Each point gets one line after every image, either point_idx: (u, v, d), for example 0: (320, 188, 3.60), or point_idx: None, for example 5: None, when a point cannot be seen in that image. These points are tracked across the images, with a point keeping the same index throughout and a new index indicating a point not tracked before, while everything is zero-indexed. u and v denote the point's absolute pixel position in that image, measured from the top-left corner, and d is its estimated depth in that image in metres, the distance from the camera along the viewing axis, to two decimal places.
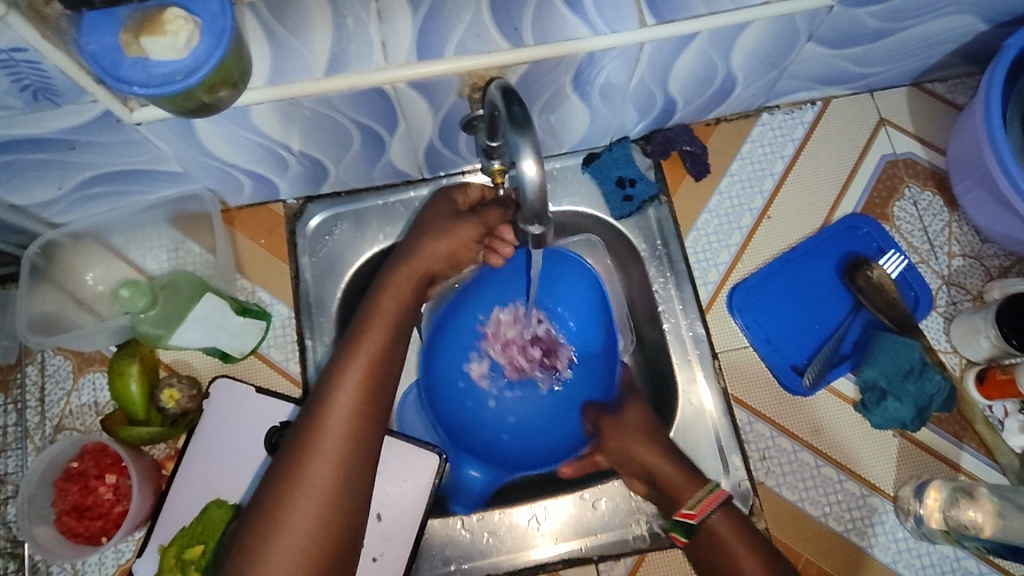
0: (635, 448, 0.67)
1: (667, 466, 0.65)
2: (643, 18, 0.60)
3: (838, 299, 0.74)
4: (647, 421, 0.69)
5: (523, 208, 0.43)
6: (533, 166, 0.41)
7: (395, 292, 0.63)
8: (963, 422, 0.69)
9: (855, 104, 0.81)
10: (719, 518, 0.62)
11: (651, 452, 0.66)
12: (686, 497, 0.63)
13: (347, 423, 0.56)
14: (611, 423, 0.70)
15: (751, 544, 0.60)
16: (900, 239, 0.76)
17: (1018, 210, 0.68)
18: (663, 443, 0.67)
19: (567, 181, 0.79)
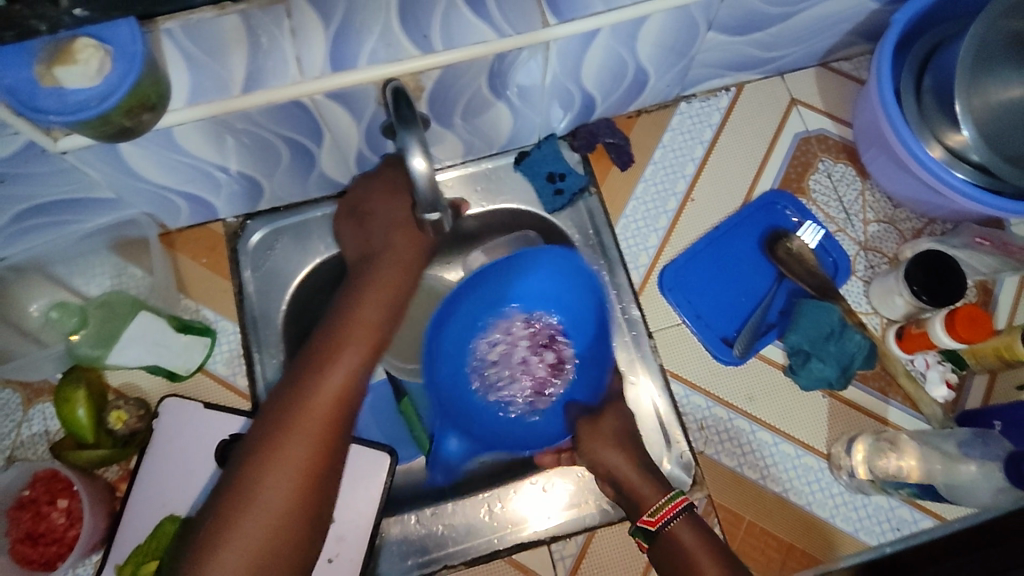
0: (603, 452, 0.65)
1: (631, 472, 0.64)
2: (545, 19, 0.63)
3: (762, 272, 0.77)
4: (623, 429, 0.67)
5: (420, 198, 0.47)
6: (423, 162, 0.45)
7: (377, 287, 0.68)
8: (887, 378, 0.73)
9: (768, 88, 0.85)
10: (681, 526, 0.62)
11: (617, 459, 0.64)
12: (650, 505, 0.62)
13: (327, 403, 0.61)
14: (587, 425, 0.68)
15: (712, 550, 0.60)
16: (818, 211, 0.80)
17: (917, 172, 0.72)
18: (632, 450, 0.65)
19: (500, 180, 0.82)
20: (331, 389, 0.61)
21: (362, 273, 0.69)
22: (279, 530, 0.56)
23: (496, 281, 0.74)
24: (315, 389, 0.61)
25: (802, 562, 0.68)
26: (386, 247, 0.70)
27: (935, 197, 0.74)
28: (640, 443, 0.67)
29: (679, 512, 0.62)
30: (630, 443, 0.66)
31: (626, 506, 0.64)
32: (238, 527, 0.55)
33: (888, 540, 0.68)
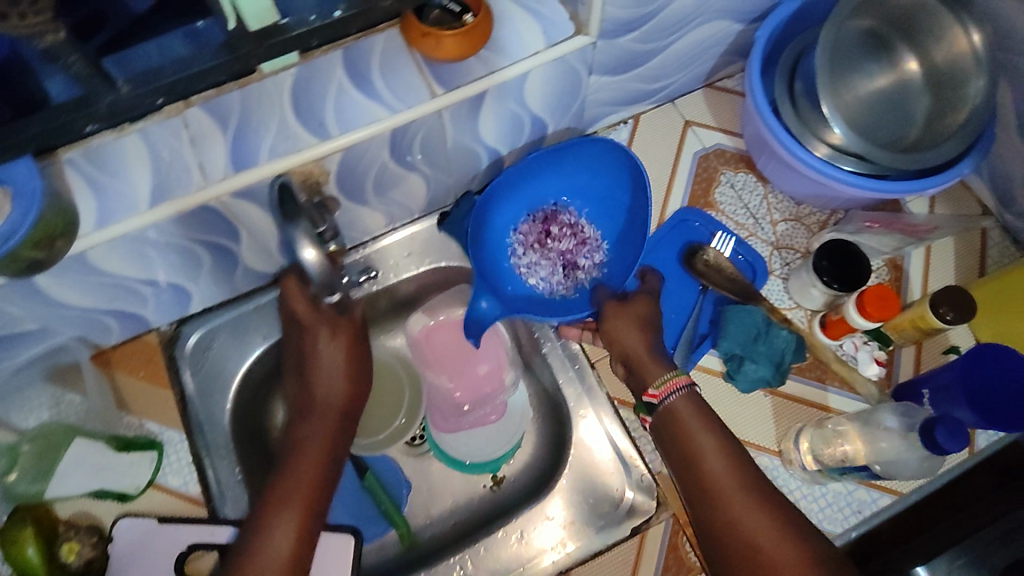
0: (623, 330, 0.70)
1: (642, 348, 0.70)
2: (433, 89, 0.67)
3: (686, 287, 0.81)
4: (648, 313, 0.73)
5: (316, 276, 0.63)
6: (314, 253, 0.61)
7: (325, 391, 0.70)
8: (822, 366, 0.76)
9: (661, 115, 0.90)
10: (681, 400, 0.66)
11: (635, 339, 0.70)
12: (653, 379, 0.68)
13: (291, 523, 0.64)
14: (616, 305, 0.72)
15: (712, 427, 0.65)
16: (727, 221, 0.85)
17: (804, 172, 0.77)
18: (649, 331, 0.71)
19: (425, 244, 0.86)
20: (276, 543, 0.63)
21: (308, 385, 0.71)
22: None
23: (526, 170, 0.77)
24: (269, 523, 0.63)
25: None
26: (315, 378, 0.71)
27: (824, 190, 0.79)
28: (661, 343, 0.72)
29: (681, 387, 0.66)
30: (654, 333, 0.71)
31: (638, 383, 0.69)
32: None
33: (853, 525, 0.70)
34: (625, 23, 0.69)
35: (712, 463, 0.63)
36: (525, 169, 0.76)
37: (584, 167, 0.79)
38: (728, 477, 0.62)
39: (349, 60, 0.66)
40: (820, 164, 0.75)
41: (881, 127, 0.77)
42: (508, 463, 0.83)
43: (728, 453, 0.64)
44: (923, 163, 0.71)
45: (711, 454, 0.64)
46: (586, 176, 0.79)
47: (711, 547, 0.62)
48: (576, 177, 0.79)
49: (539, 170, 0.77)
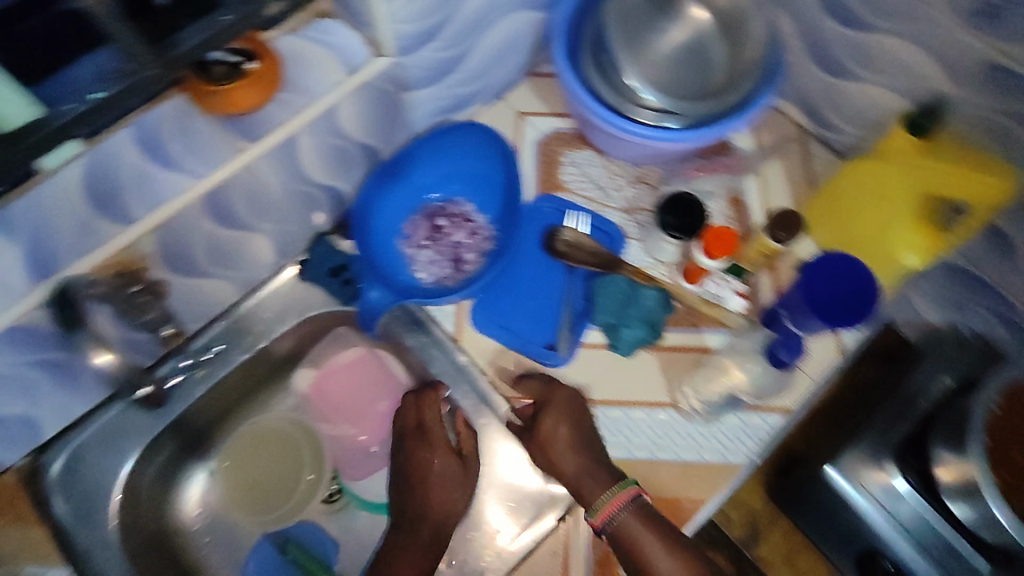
0: (555, 450, 0.69)
1: (582, 476, 0.69)
2: (236, 143, 0.64)
3: (554, 272, 0.81)
4: (579, 414, 0.72)
5: (110, 371, 0.67)
6: (108, 356, 0.65)
7: (436, 490, 0.72)
8: (693, 312, 0.79)
9: (493, 114, 0.91)
10: (628, 515, 0.66)
11: (573, 466, 0.69)
12: (592, 501, 0.68)
13: None
14: (547, 405, 0.72)
15: (657, 530, 0.66)
16: (579, 198, 0.86)
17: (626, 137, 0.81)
18: (580, 434, 0.71)
19: (288, 296, 0.82)
20: None
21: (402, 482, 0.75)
22: None
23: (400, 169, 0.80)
24: None
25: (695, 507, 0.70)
26: (420, 478, 0.74)
27: (652, 151, 0.83)
28: (590, 424, 0.72)
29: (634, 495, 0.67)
30: (583, 438, 0.70)
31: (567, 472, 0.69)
32: None
33: (756, 451, 0.72)
34: (417, 36, 0.68)
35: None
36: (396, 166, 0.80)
37: (450, 156, 0.82)
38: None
39: (140, 132, 0.62)
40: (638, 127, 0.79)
41: (692, 77, 0.79)
42: None
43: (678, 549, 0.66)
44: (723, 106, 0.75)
45: (667, 567, 0.65)
46: (459, 163, 0.82)
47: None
48: (450, 168, 0.83)
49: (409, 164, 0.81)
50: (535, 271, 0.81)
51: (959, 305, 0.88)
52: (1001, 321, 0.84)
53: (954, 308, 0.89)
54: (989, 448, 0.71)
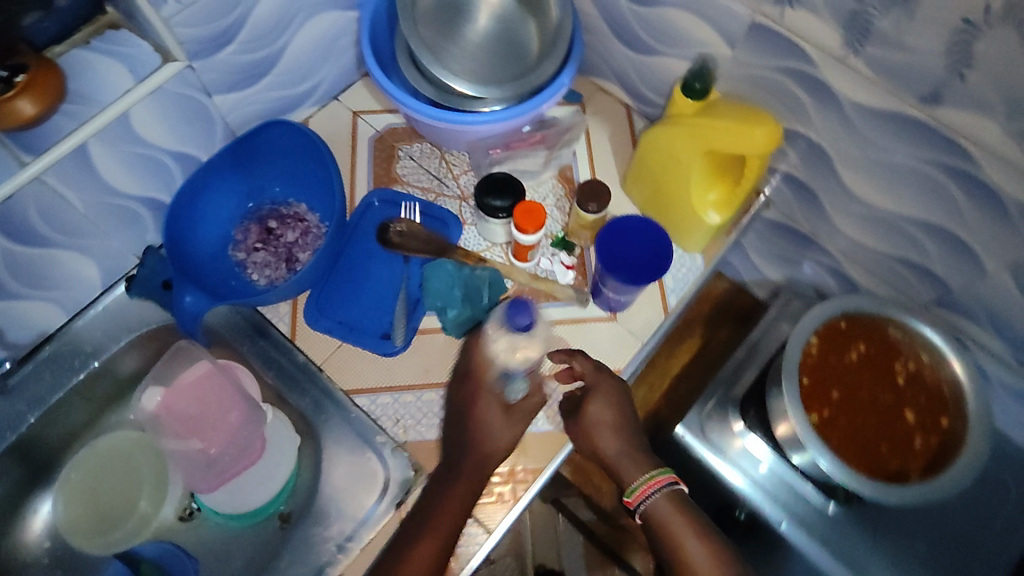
0: (596, 441, 0.69)
1: (615, 424, 0.70)
2: (21, 158, 0.63)
3: (390, 263, 0.82)
4: (621, 414, 0.70)
5: None
6: None
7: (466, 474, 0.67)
8: (527, 289, 0.79)
9: (326, 115, 0.89)
10: (663, 498, 0.66)
11: (608, 445, 0.69)
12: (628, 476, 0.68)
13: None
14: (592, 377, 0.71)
15: (687, 517, 0.65)
16: (414, 190, 0.84)
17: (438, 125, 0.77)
18: (625, 429, 0.70)
19: (121, 314, 0.81)
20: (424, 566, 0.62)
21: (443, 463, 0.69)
22: None
23: (219, 169, 0.77)
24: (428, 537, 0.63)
25: (531, 477, 0.72)
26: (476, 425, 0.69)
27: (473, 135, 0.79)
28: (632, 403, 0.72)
29: (671, 484, 0.67)
30: (624, 420, 0.70)
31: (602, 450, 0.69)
32: None
33: None
34: (208, 39, 0.68)
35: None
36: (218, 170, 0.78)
37: (276, 155, 0.81)
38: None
39: None
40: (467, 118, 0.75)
41: (504, 63, 0.80)
42: (291, 497, 0.81)
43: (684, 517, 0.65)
44: (530, 87, 0.76)
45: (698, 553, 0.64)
46: (285, 164, 0.82)
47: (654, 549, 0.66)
48: (277, 171, 0.83)
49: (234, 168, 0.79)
50: (371, 262, 0.82)
51: (791, 258, 0.92)
52: (827, 270, 0.88)
53: (787, 262, 0.93)
54: (804, 387, 0.74)
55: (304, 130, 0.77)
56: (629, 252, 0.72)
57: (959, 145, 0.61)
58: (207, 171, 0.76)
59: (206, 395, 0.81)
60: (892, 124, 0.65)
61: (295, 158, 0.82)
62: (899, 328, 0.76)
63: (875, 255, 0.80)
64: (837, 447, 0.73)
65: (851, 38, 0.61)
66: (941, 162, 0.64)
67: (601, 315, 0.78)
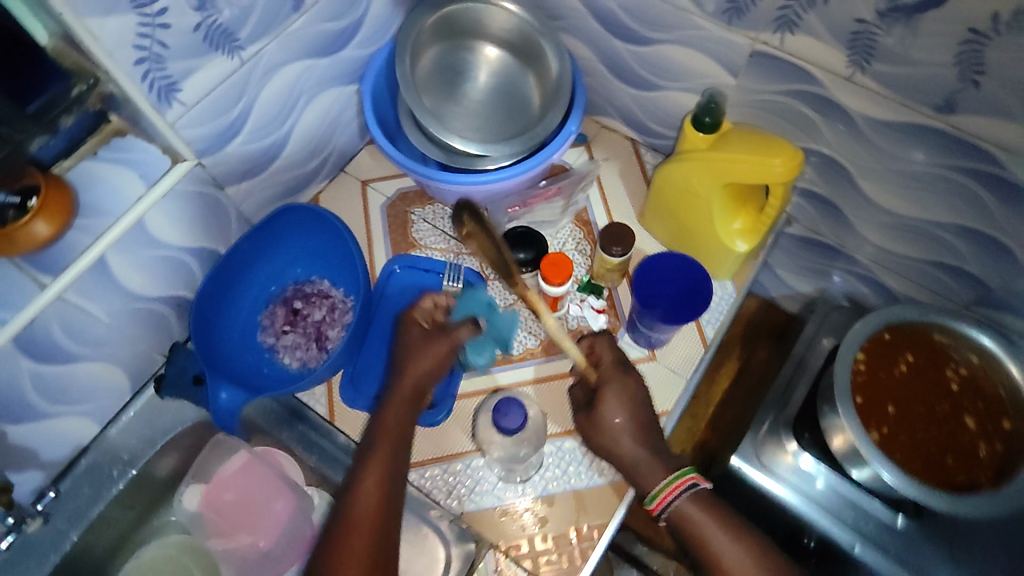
0: (601, 416, 0.64)
1: (631, 415, 0.64)
2: (38, 279, 0.62)
3: None
4: (640, 395, 0.66)
5: None
6: None
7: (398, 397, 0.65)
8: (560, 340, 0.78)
9: (336, 187, 0.88)
10: (688, 504, 0.61)
11: (619, 414, 0.64)
12: (649, 486, 0.62)
13: (369, 511, 0.57)
14: (605, 366, 0.68)
15: (720, 520, 0.61)
16: (434, 253, 0.82)
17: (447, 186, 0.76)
18: (637, 405, 0.65)
19: (153, 418, 0.80)
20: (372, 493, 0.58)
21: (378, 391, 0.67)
22: None
23: (241, 261, 0.78)
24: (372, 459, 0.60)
25: (598, 533, 0.69)
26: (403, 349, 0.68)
27: (486, 193, 0.77)
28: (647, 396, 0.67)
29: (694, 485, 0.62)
30: (644, 424, 0.65)
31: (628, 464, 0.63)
32: None
33: None
34: (214, 135, 0.68)
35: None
36: (240, 259, 0.78)
37: (297, 237, 0.81)
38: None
39: None
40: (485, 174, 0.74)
41: (508, 119, 0.79)
42: None
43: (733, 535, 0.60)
44: (539, 137, 0.74)
45: (735, 560, 0.59)
46: (305, 242, 0.81)
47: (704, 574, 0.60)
48: (300, 249, 0.82)
49: (256, 256, 0.79)
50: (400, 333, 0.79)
51: (820, 269, 0.90)
52: (858, 278, 0.87)
53: (814, 274, 0.92)
54: (859, 406, 0.71)
55: (325, 212, 0.77)
56: (666, 288, 0.69)
57: (980, 148, 0.61)
58: (229, 265, 0.76)
59: (233, 496, 0.81)
60: (907, 133, 0.65)
61: (313, 235, 0.81)
62: (943, 334, 0.74)
63: (906, 260, 0.79)
64: (901, 464, 0.69)
65: (856, 57, 0.61)
66: (961, 166, 0.64)
67: (641, 355, 0.76)
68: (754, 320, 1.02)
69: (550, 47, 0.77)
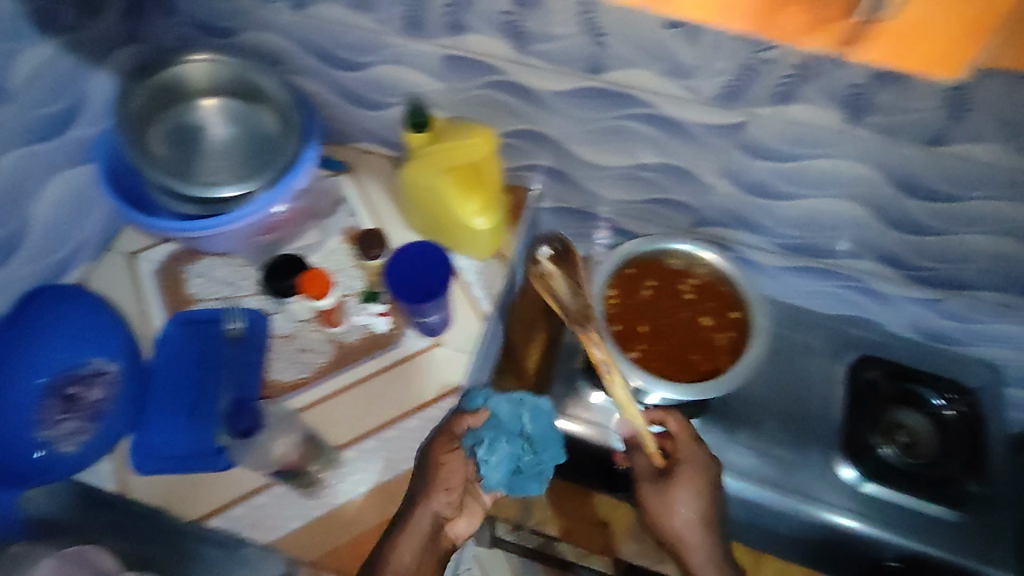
0: (666, 505, 0.74)
1: (700, 505, 0.74)
2: None
3: (208, 379, 0.79)
4: (713, 496, 0.75)
5: None
6: None
7: (411, 535, 0.66)
8: (346, 349, 0.81)
9: (102, 266, 0.87)
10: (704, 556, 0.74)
11: (683, 510, 0.74)
12: (693, 557, 0.74)
13: None
14: (672, 441, 0.77)
15: (710, 549, 0.74)
16: (212, 303, 0.84)
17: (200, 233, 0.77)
18: (714, 499, 0.75)
19: None
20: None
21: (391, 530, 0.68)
22: None
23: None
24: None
25: None
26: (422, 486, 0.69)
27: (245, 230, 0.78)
28: (715, 485, 0.76)
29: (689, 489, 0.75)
30: (709, 517, 0.74)
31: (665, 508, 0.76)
32: None
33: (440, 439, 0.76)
34: None
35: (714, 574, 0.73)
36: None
37: (70, 322, 0.74)
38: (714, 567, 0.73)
39: None
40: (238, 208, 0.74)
41: (254, 156, 0.82)
42: None
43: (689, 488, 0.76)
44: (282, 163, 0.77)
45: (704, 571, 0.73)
46: (79, 328, 0.74)
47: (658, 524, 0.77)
48: (74, 334, 0.74)
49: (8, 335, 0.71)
50: (186, 386, 0.79)
51: (582, 232, 1.01)
52: (612, 231, 0.98)
53: (580, 237, 1.02)
54: (617, 332, 0.83)
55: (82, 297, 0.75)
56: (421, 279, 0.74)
57: (631, 95, 0.73)
58: None
59: None
60: (581, 96, 0.75)
61: (84, 317, 0.75)
62: (675, 255, 0.86)
63: (634, 204, 0.90)
64: (658, 371, 0.82)
65: (513, 43, 0.72)
66: (629, 113, 0.75)
67: (426, 343, 0.82)
68: None
69: (268, 80, 0.81)
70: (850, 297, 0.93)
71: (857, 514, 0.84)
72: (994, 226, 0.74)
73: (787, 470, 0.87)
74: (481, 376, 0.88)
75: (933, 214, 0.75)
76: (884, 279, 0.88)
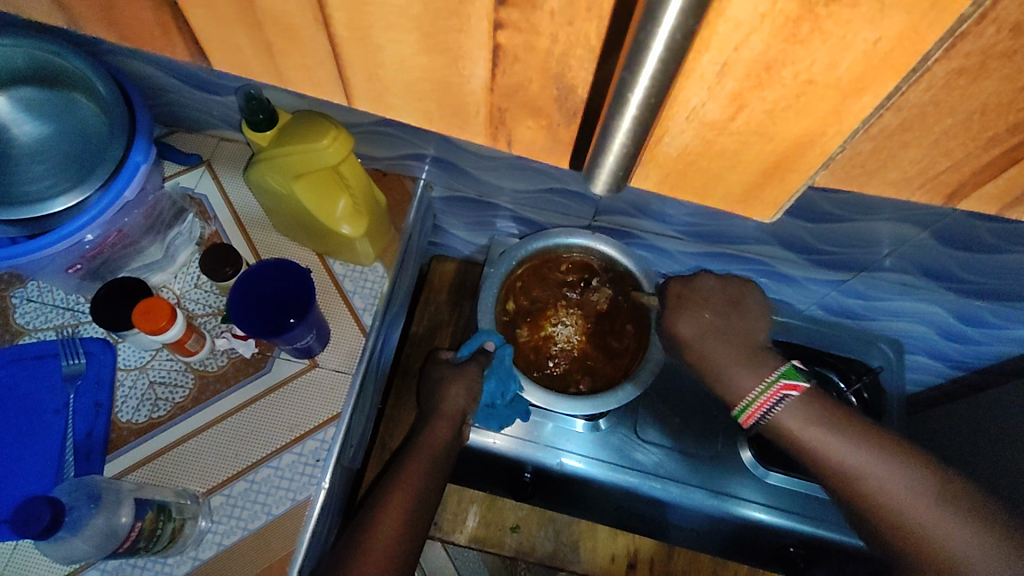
0: (813, 441, 0.57)
1: (850, 464, 0.55)
2: None
3: (43, 425, 0.69)
4: (839, 410, 0.58)
5: None
6: None
7: (438, 428, 0.71)
8: (209, 378, 0.72)
9: None
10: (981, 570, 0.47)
11: (833, 448, 0.56)
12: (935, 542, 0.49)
13: (397, 532, 0.60)
14: (809, 410, 0.58)
15: None
16: (44, 333, 0.73)
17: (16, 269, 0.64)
18: (865, 439, 0.55)
19: None
20: (438, 440, 0.70)
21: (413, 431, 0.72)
22: (404, 540, 0.60)
23: None
24: (402, 485, 0.64)
25: (284, 569, 0.65)
26: (442, 386, 0.75)
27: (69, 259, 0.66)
28: (855, 422, 0.57)
29: (787, 392, 0.59)
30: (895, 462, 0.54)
31: (894, 498, 0.52)
32: (373, 528, 0.60)
33: (320, 476, 0.69)
34: None
35: (978, 558, 0.48)
36: None
37: None
38: (971, 526, 0.49)
39: None
40: (69, 224, 0.61)
41: (73, 160, 0.67)
42: None
43: (861, 445, 0.55)
44: (101, 175, 0.63)
45: None
46: None
47: (894, 555, 0.52)
48: None
49: None
50: (20, 434, 0.68)
51: (482, 221, 0.93)
52: (513, 219, 0.90)
53: (481, 226, 0.94)
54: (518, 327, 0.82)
55: None
56: (263, 299, 0.69)
57: None
58: None
59: None
60: None
61: None
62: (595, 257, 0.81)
63: (531, 195, 0.82)
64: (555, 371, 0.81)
65: None
66: None
67: (301, 365, 0.73)
68: (457, 282, 1.04)
69: (89, 69, 0.65)
70: (757, 276, 0.92)
71: (764, 505, 0.83)
72: (899, 217, 0.69)
73: (696, 466, 0.85)
74: (371, 392, 0.80)
75: (838, 207, 0.68)
76: (789, 262, 0.86)
